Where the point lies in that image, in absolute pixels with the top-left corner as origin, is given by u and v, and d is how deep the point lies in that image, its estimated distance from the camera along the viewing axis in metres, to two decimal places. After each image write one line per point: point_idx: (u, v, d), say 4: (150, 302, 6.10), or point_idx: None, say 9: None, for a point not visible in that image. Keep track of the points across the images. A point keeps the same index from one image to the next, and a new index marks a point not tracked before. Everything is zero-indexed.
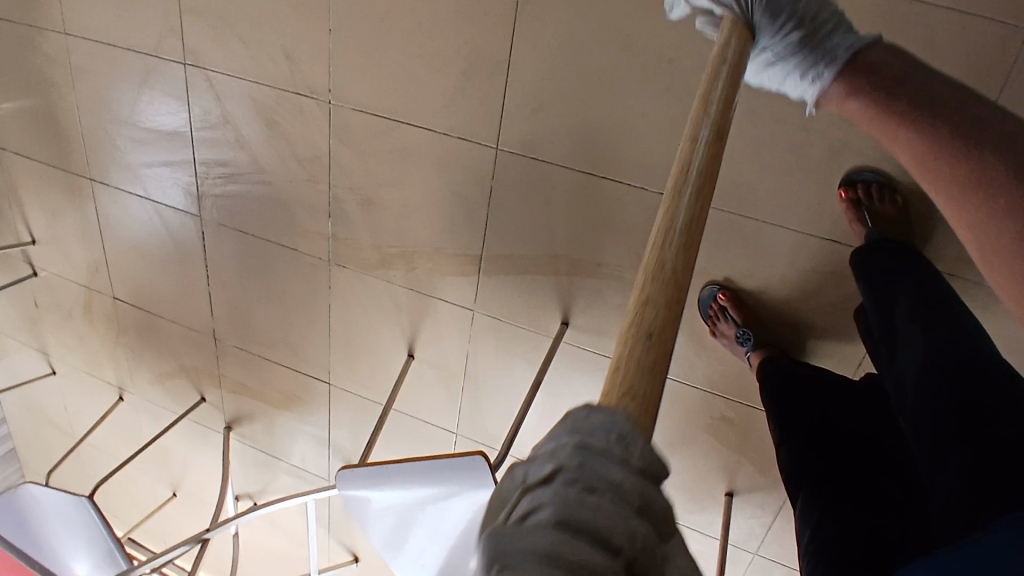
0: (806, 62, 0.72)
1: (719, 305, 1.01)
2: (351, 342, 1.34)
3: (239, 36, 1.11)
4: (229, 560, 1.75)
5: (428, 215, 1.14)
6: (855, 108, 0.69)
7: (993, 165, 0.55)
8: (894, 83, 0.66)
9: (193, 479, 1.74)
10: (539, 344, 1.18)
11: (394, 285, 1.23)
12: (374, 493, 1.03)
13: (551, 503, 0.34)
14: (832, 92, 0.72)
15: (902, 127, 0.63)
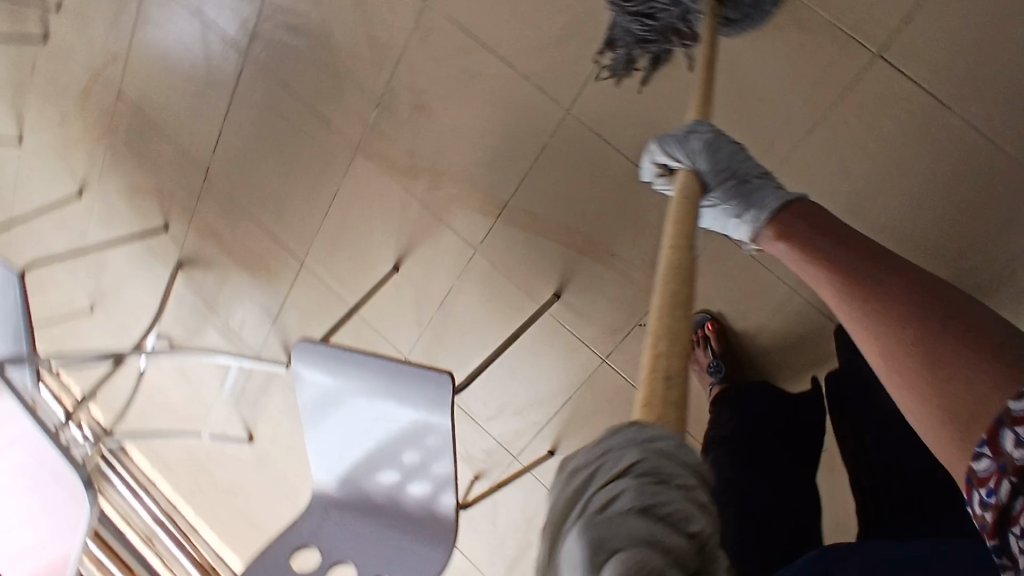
0: (741, 208, 0.71)
1: (705, 333, 1.07)
2: (343, 231, 1.33)
3: None
4: (122, 393, 1.70)
5: (473, 144, 1.15)
6: (783, 250, 0.66)
7: (901, 300, 0.51)
8: (817, 227, 0.63)
9: (118, 300, 1.67)
10: (524, 304, 1.20)
11: (410, 196, 1.23)
12: (329, 371, 1.03)
13: (629, 493, 0.38)
14: (760, 238, 0.70)
15: (828, 267, 0.58)
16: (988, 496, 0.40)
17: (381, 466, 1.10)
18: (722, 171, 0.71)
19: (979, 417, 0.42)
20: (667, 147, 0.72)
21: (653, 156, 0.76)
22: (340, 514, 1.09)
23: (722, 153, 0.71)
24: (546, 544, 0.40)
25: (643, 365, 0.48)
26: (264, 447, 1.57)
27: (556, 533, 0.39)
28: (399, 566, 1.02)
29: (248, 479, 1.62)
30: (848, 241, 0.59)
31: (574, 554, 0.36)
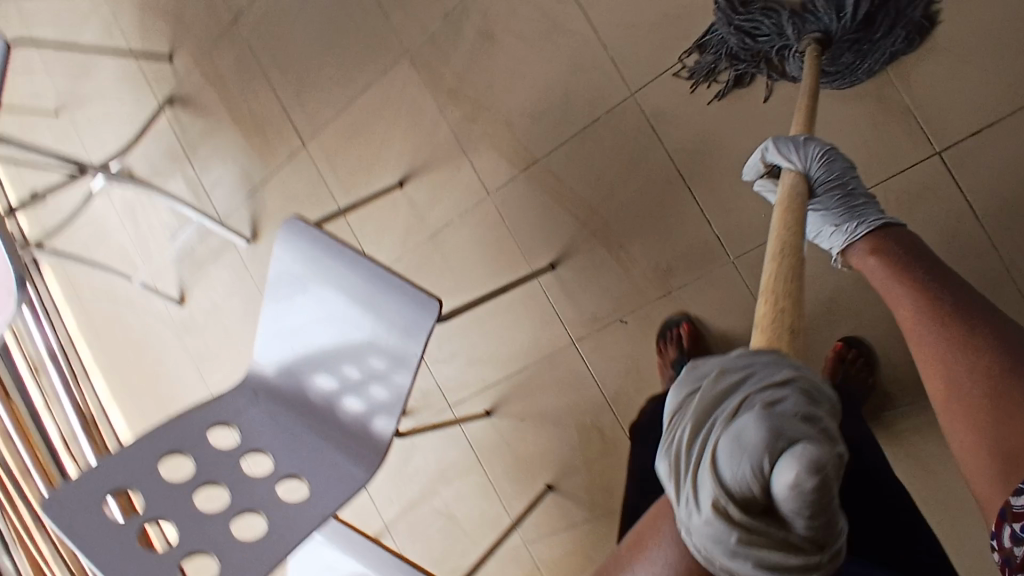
0: (841, 218, 0.74)
1: (678, 331, 1.03)
2: (359, 128, 1.27)
3: None
4: (59, 211, 1.58)
5: (526, 91, 1.12)
6: (873, 264, 0.69)
7: (987, 347, 0.55)
8: (915, 254, 0.65)
9: (88, 114, 1.55)
10: (512, 265, 1.17)
11: (443, 118, 1.19)
12: (312, 257, 0.99)
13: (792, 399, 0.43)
14: (851, 247, 0.73)
15: (919, 292, 0.61)
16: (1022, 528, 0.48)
17: (325, 375, 1.03)
18: (832, 181, 0.74)
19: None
20: (783, 148, 0.73)
21: (763, 154, 0.76)
22: (266, 407, 1.04)
23: (836, 165, 0.74)
24: (687, 432, 0.45)
25: (758, 311, 0.54)
26: (192, 312, 1.49)
27: (704, 425, 0.44)
28: (311, 472, 0.98)
29: (162, 340, 1.54)
30: (943, 275, 0.62)
31: (749, 435, 0.40)
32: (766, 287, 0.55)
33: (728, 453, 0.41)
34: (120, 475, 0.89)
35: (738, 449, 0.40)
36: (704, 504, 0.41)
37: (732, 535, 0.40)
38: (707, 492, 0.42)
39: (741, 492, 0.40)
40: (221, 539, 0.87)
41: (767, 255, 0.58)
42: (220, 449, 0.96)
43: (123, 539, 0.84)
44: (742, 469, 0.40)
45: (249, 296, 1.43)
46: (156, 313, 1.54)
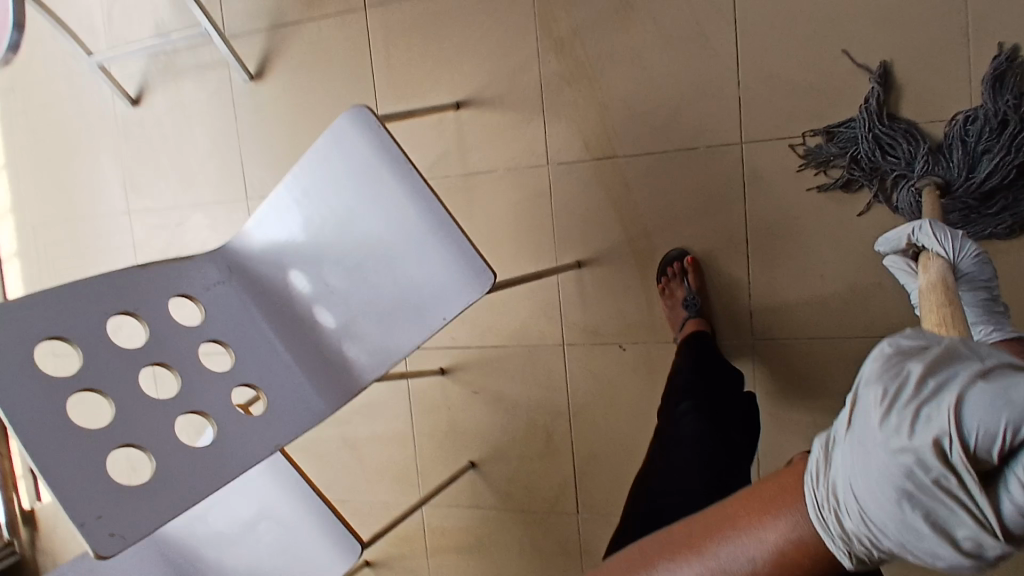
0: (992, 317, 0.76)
1: (682, 267, 1.03)
2: (435, 25, 1.10)
3: None
4: None
5: (635, 83, 1.03)
6: None
7: None
8: None
9: None
10: (537, 246, 1.10)
11: (534, 64, 1.07)
12: (366, 161, 0.85)
13: None
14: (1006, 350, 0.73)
15: None
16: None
17: (319, 287, 0.90)
18: (983, 277, 0.75)
19: None
20: (938, 232, 0.72)
21: (911, 233, 0.75)
22: (237, 291, 0.91)
23: (985, 263, 0.75)
24: (909, 365, 0.37)
25: None
26: (146, 122, 1.27)
27: (935, 364, 0.37)
28: (271, 385, 0.86)
29: (97, 135, 1.31)
30: None
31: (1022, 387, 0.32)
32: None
33: (976, 391, 0.33)
34: (58, 317, 0.74)
35: (996, 396, 0.32)
36: (908, 424, 0.34)
37: (925, 476, 0.33)
38: (921, 418, 0.34)
39: (977, 442, 0.32)
40: (163, 433, 0.74)
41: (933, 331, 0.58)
42: (180, 325, 0.83)
43: (48, 398, 0.69)
44: (993, 415, 0.31)
45: (220, 141, 1.24)
46: (100, 103, 1.30)
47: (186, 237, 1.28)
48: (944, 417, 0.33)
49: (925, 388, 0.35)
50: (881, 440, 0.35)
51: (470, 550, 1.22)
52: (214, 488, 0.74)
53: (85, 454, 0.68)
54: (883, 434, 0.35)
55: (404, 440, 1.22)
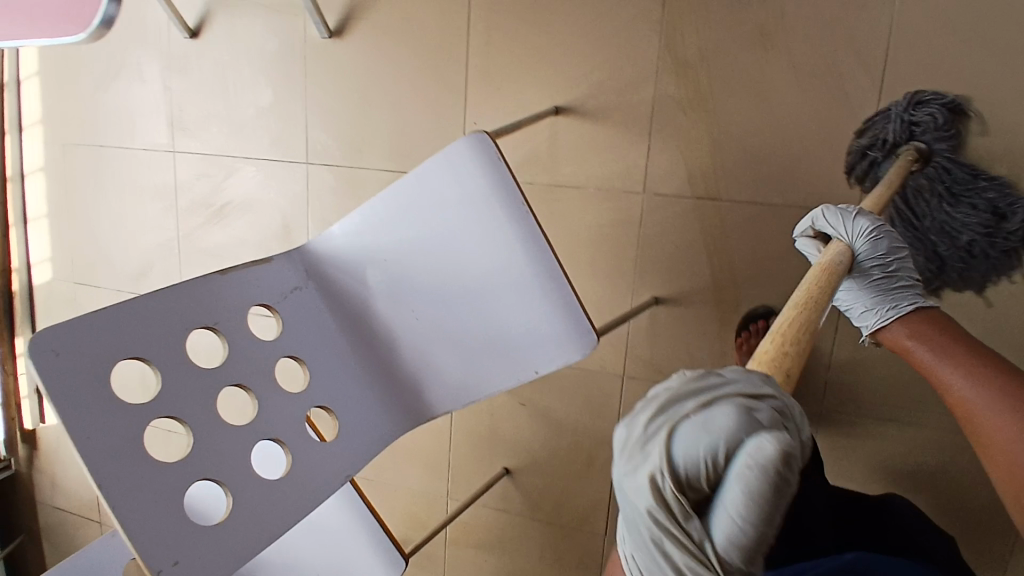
0: (885, 297, 0.75)
1: (766, 324, 0.98)
2: (548, 21, 1.02)
3: None
4: None
5: (755, 127, 0.96)
6: (922, 349, 0.70)
7: (986, 379, 0.63)
8: (973, 345, 0.67)
9: None
10: (615, 272, 1.06)
11: (647, 84, 0.99)
12: (477, 193, 0.77)
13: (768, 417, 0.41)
14: (892, 325, 0.74)
15: (962, 368, 0.65)
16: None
17: (403, 308, 0.84)
18: (877, 256, 0.74)
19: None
20: (832, 218, 0.75)
21: (817, 219, 0.78)
22: (315, 297, 0.85)
23: (882, 243, 0.73)
24: (641, 416, 0.46)
25: (762, 346, 0.53)
26: (202, 57, 1.21)
27: (659, 403, 0.45)
28: (344, 407, 0.82)
29: (145, 58, 1.26)
30: (997, 362, 0.64)
31: (710, 428, 0.40)
32: (779, 329, 0.53)
33: (681, 431, 0.42)
34: (138, 331, 0.68)
35: (696, 436, 0.41)
36: (639, 474, 0.43)
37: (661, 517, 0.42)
38: (642, 463, 0.43)
39: (679, 471, 0.41)
40: (233, 466, 0.70)
41: (791, 300, 0.56)
42: (259, 340, 0.78)
43: (125, 428, 0.64)
44: (686, 450, 0.41)
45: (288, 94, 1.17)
46: (156, 28, 1.23)
47: (230, 184, 1.24)
48: (655, 459, 0.42)
49: (652, 433, 0.44)
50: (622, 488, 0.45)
51: (489, 546, 1.23)
52: (285, 528, 0.72)
53: (154, 488, 0.64)
54: (627, 488, 0.44)
55: (440, 435, 1.20)
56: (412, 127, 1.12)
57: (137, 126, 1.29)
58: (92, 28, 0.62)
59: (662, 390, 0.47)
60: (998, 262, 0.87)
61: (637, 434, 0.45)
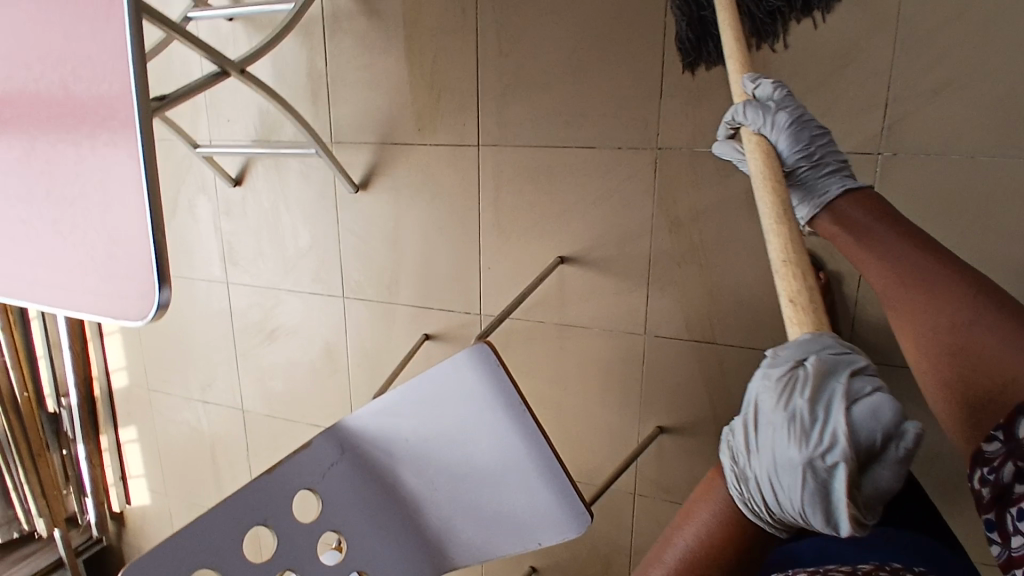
0: (815, 188, 0.74)
1: None
2: (550, 182, 1.10)
3: (950, 25, 0.87)
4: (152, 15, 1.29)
5: (744, 282, 1.02)
6: (845, 235, 0.71)
7: (890, 264, 0.66)
8: (891, 223, 0.68)
9: None
10: (623, 401, 1.15)
11: (644, 239, 1.06)
12: (487, 397, 0.87)
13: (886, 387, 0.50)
14: (832, 207, 0.72)
15: (879, 251, 0.67)
16: (991, 475, 0.55)
17: (424, 476, 0.96)
18: (800, 149, 0.73)
19: (949, 303, 0.61)
20: (749, 114, 0.72)
21: (729, 119, 0.75)
22: (349, 472, 0.96)
23: (805, 133, 0.73)
24: (795, 399, 0.50)
25: (780, 282, 0.57)
26: (245, 202, 1.34)
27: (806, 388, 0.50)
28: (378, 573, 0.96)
29: (195, 202, 1.39)
30: (913, 238, 0.66)
31: (883, 407, 0.47)
32: (783, 259, 0.57)
33: (854, 408, 0.48)
34: (200, 549, 0.85)
35: (868, 416, 0.47)
36: (825, 451, 0.47)
37: (838, 484, 0.47)
38: (824, 438, 0.48)
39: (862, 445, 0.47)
40: None
41: (769, 219, 0.60)
42: (303, 523, 0.93)
43: None
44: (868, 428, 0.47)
45: (321, 236, 1.30)
46: (202, 175, 1.37)
47: (278, 313, 1.39)
48: (843, 439, 0.46)
49: (819, 414, 0.49)
50: (800, 467, 0.48)
51: None
52: None
53: None
54: (808, 463, 0.48)
55: None
56: (433, 269, 1.22)
57: (194, 259, 1.44)
58: (153, 313, 0.70)
59: (793, 376, 0.52)
60: (765, 21, 0.94)
61: (806, 417, 0.49)
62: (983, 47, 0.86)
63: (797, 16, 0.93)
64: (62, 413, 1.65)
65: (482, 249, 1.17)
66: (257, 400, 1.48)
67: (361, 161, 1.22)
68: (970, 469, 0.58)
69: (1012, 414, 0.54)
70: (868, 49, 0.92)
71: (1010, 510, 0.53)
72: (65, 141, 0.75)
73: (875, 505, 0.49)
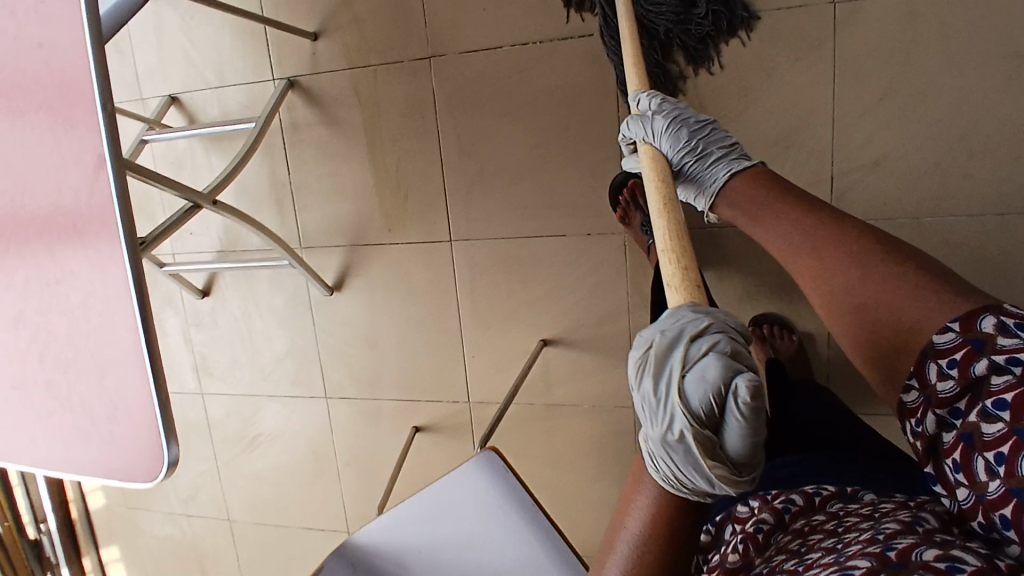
0: (706, 178, 0.76)
1: None
2: (524, 271, 1.13)
3: (878, 104, 0.95)
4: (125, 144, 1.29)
5: None
6: (747, 215, 0.72)
7: (791, 229, 0.67)
8: (787, 194, 0.70)
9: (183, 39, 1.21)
10: (617, 473, 1.17)
11: (621, 318, 1.10)
12: (493, 502, 0.90)
13: (726, 343, 0.49)
14: (720, 190, 0.74)
15: (778, 220, 0.69)
16: (919, 427, 0.54)
17: None
18: (683, 145, 0.75)
19: (850, 257, 0.62)
20: (633, 128, 0.75)
21: (623, 135, 0.79)
22: None
23: (687, 128, 0.75)
24: (648, 381, 0.51)
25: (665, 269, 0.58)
26: (216, 313, 1.33)
27: (655, 369, 0.51)
28: None
29: (164, 317, 1.37)
30: (807, 203, 0.68)
31: (709, 370, 0.47)
32: (664, 240, 0.59)
33: (688, 381, 0.48)
34: None
35: (701, 383, 0.48)
36: (673, 426, 0.49)
37: (697, 452, 0.48)
38: (673, 414, 0.49)
39: (703, 415, 0.48)
40: None
41: (653, 208, 0.62)
42: None
43: None
44: (701, 396, 0.47)
45: (299, 340, 1.29)
46: (169, 291, 1.35)
47: (259, 419, 1.37)
48: (683, 412, 0.48)
49: (668, 393, 0.50)
50: (660, 444, 0.50)
51: None
52: None
53: None
54: (666, 442, 0.49)
55: None
56: (417, 362, 1.23)
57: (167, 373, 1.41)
58: (163, 473, 0.69)
59: (646, 357, 0.52)
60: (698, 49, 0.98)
61: (656, 398, 0.50)
62: (910, 121, 0.94)
63: (725, 38, 0.98)
64: (44, 539, 1.57)
65: (465, 340, 1.19)
66: (243, 508, 1.44)
67: (334, 266, 1.23)
68: (902, 426, 0.57)
69: (920, 360, 0.54)
70: (809, 128, 0.99)
71: (946, 462, 0.50)
72: (48, 301, 0.73)
73: (752, 458, 0.49)
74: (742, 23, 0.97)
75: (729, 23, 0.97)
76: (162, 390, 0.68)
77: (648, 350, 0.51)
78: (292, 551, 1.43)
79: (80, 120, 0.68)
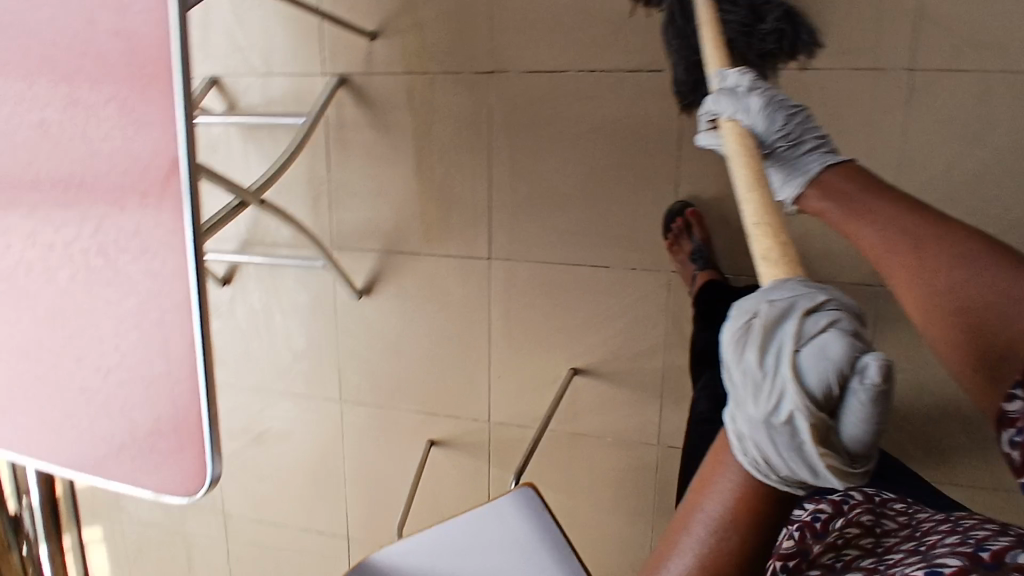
0: (796, 166, 0.71)
1: None
2: (562, 297, 1.11)
3: (941, 174, 0.95)
4: None
5: None
6: (835, 204, 0.66)
7: (881, 223, 0.61)
8: (882, 187, 0.64)
9: (231, 21, 1.16)
10: (634, 507, 1.17)
11: (656, 356, 1.09)
12: (526, 540, 0.90)
13: (845, 321, 0.46)
14: (812, 178, 0.70)
15: (868, 213, 0.62)
16: (1018, 436, 0.44)
17: None
18: (776, 127, 0.71)
19: (955, 260, 0.56)
20: (722, 102, 0.71)
21: (704, 112, 0.75)
22: None
23: (780, 111, 0.71)
24: (748, 355, 0.47)
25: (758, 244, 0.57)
26: (234, 304, 1.29)
27: (759, 342, 0.47)
28: None
29: None
30: (900, 197, 0.62)
31: (830, 347, 0.44)
32: (758, 219, 0.57)
33: (802, 355, 0.44)
34: None
35: (818, 359, 0.44)
36: (778, 406, 0.45)
37: (805, 436, 0.44)
38: (779, 393, 0.45)
39: (817, 395, 0.44)
40: None
41: (744, 184, 0.61)
42: None
43: None
44: (818, 374, 0.43)
45: (318, 340, 1.26)
46: None
47: (268, 416, 1.34)
48: (795, 389, 0.44)
49: (773, 368, 0.46)
50: (763, 424, 0.46)
51: None
52: None
53: None
54: (769, 422, 0.45)
55: None
56: (439, 377, 1.21)
57: None
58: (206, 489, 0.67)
59: (747, 329, 0.48)
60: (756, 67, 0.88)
61: (759, 373, 0.46)
62: (971, 195, 0.94)
63: (785, 58, 0.89)
64: None
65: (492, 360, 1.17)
66: (240, 501, 1.41)
67: (364, 271, 1.20)
68: (997, 434, 0.46)
69: None
70: None
71: None
72: (97, 301, 0.69)
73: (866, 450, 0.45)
74: (807, 47, 0.89)
75: (793, 44, 0.89)
76: (214, 407, 0.66)
77: (752, 321, 0.48)
78: (285, 549, 1.41)
79: (155, 119, 0.65)
